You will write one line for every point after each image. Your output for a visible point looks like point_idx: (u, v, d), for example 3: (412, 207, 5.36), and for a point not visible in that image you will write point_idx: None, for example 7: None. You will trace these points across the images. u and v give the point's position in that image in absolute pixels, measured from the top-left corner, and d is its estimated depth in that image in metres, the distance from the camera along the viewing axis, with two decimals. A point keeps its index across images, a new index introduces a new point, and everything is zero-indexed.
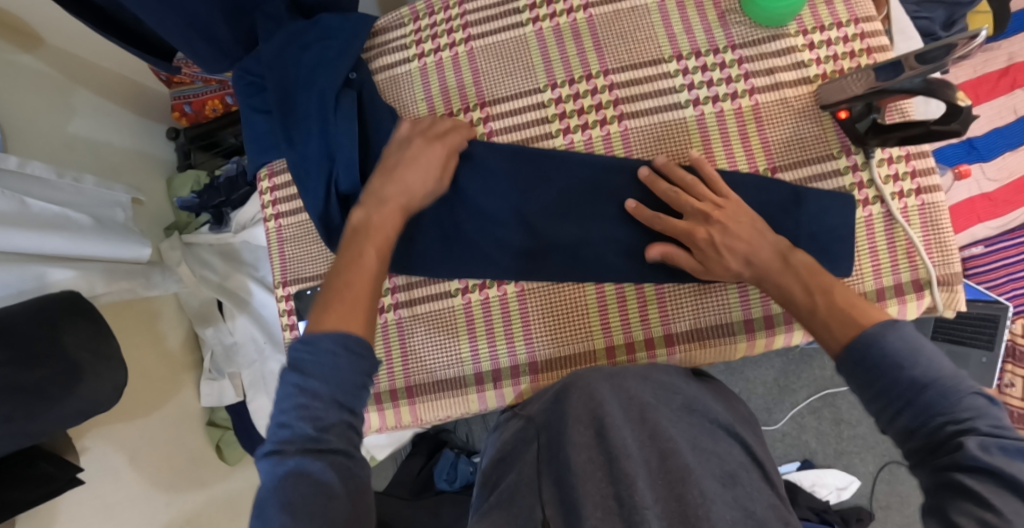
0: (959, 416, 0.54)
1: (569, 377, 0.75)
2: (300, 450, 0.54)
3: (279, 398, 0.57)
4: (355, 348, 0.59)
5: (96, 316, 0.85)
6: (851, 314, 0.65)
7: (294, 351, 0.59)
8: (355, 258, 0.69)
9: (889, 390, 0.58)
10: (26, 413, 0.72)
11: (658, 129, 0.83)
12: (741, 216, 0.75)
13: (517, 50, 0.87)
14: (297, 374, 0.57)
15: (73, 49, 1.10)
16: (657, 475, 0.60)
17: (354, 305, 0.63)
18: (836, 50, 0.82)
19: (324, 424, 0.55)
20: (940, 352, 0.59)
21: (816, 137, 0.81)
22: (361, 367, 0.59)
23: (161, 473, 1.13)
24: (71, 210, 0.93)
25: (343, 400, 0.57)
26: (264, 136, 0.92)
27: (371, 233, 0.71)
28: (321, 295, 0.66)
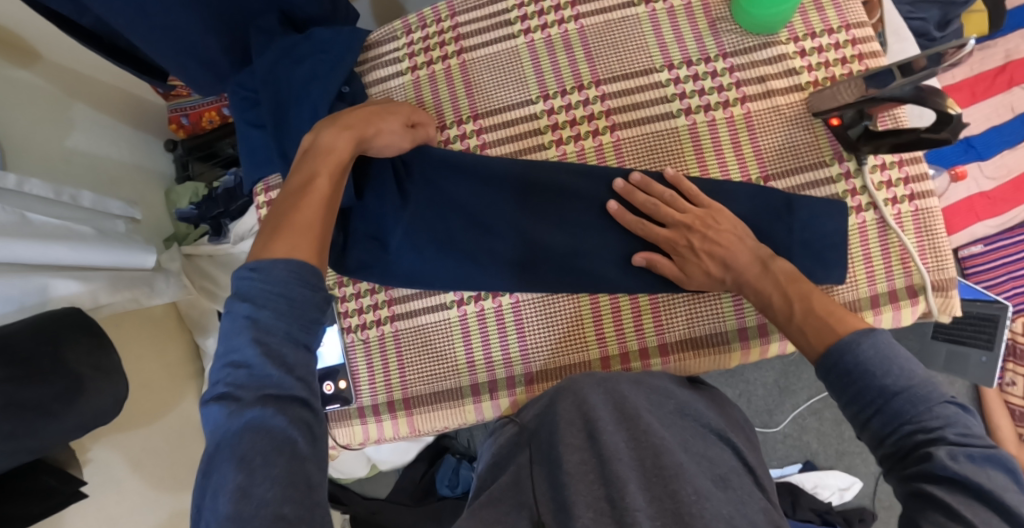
0: (927, 425, 0.55)
1: (563, 381, 0.75)
2: (257, 395, 0.53)
3: (230, 335, 0.56)
4: (308, 281, 0.59)
5: (97, 329, 0.85)
6: (830, 322, 0.66)
7: (244, 285, 0.57)
8: (307, 183, 0.68)
9: (859, 399, 0.59)
10: (28, 429, 0.73)
11: (650, 138, 0.83)
12: (721, 223, 0.76)
13: (509, 62, 0.87)
14: (248, 308, 0.56)
15: (70, 63, 1.11)
16: (650, 474, 0.60)
17: (300, 230, 0.63)
18: (828, 57, 0.82)
19: (279, 361, 0.54)
20: (913, 359, 0.59)
21: (808, 145, 0.81)
22: (312, 299, 0.58)
23: (162, 483, 1.13)
24: (73, 222, 0.95)
25: (297, 335, 0.56)
26: (260, 150, 0.92)
27: (328, 155, 0.71)
28: (270, 221, 0.64)
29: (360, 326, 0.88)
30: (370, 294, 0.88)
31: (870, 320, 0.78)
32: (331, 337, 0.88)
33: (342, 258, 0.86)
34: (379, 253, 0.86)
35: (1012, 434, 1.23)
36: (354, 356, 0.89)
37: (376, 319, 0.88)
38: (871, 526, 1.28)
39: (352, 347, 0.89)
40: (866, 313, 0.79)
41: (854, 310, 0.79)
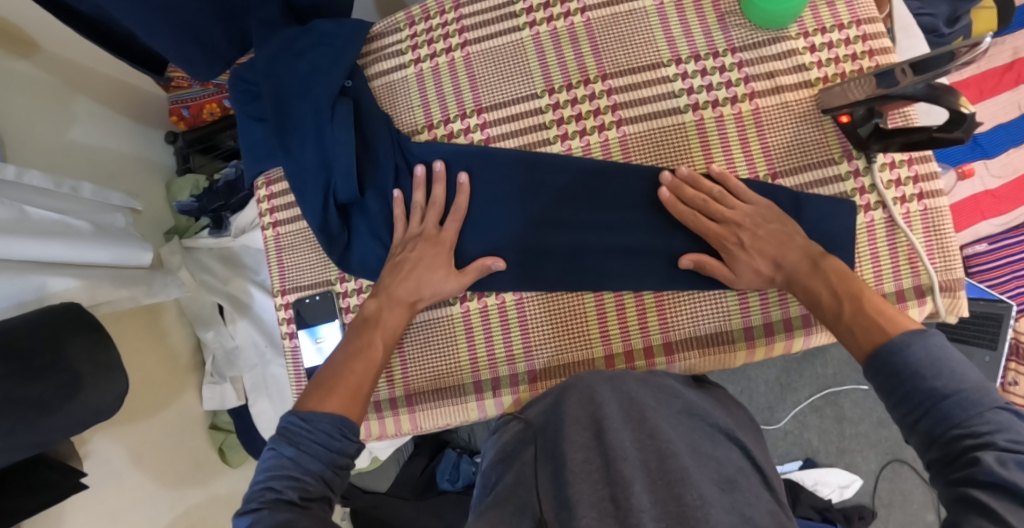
0: (977, 430, 0.54)
1: (569, 380, 0.75)
2: (285, 507, 0.56)
3: (269, 465, 0.60)
4: (344, 432, 0.65)
5: (97, 324, 0.84)
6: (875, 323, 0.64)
7: (291, 427, 0.63)
8: (364, 348, 0.76)
9: (910, 399, 0.58)
10: (29, 427, 0.72)
11: (657, 134, 0.82)
12: (769, 220, 0.75)
13: (513, 55, 0.86)
14: (292, 447, 0.61)
15: (69, 55, 1.10)
16: (655, 476, 0.59)
17: (351, 393, 0.69)
18: (839, 52, 0.81)
19: (307, 490, 0.59)
20: (964, 365, 0.58)
21: (817, 142, 0.80)
22: (345, 450, 0.64)
23: (163, 478, 1.13)
24: (71, 217, 0.94)
25: (326, 478, 0.61)
26: (260, 145, 0.91)
27: (381, 328, 0.79)
28: (322, 379, 0.71)
29: None
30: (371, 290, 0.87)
31: None
32: (333, 331, 0.88)
33: (346, 254, 0.87)
34: (382, 250, 0.86)
35: None
36: None
37: None
38: (870, 524, 1.28)
39: None
40: None
41: None
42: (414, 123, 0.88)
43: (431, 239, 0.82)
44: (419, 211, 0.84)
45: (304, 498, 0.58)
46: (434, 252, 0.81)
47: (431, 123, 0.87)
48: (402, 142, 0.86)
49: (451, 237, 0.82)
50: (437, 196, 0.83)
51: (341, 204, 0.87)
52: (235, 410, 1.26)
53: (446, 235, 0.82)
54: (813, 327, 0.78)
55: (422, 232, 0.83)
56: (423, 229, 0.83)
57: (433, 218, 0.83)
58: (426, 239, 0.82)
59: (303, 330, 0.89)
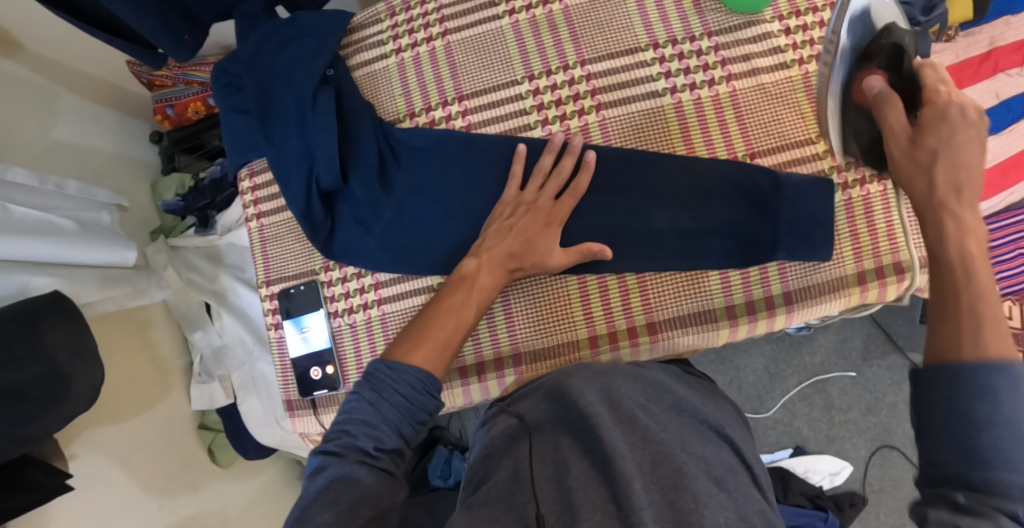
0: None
1: (557, 375, 0.75)
2: (356, 456, 0.60)
3: (349, 407, 0.64)
4: (427, 389, 0.65)
5: (78, 314, 0.86)
6: (981, 338, 0.48)
7: (377, 372, 0.65)
8: (455, 307, 0.74)
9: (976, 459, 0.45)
10: (10, 415, 0.75)
11: (636, 117, 0.83)
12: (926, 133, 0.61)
13: (493, 43, 0.86)
14: (373, 393, 0.64)
15: (52, 53, 1.10)
16: (651, 478, 0.58)
17: (437, 349, 0.70)
18: (813, 35, 0.82)
19: (382, 442, 0.61)
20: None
21: (794, 121, 0.81)
22: (426, 407, 0.65)
23: (151, 489, 1.11)
24: (55, 216, 0.96)
25: (405, 431, 0.63)
26: (243, 136, 0.90)
27: (474, 288, 0.75)
28: (412, 329, 0.72)
29: (347, 310, 0.87)
30: (357, 278, 0.87)
31: (857, 299, 0.79)
32: (319, 321, 0.88)
33: (330, 242, 0.87)
34: (364, 237, 0.86)
35: None
36: (342, 340, 0.87)
37: (363, 303, 0.87)
38: (863, 510, 1.28)
39: (338, 331, 0.87)
40: (854, 291, 0.79)
41: (841, 288, 0.79)
42: (396, 112, 0.88)
43: (542, 209, 0.79)
44: (541, 177, 0.80)
45: (379, 449, 0.61)
46: (540, 221, 0.78)
47: (413, 111, 0.88)
48: (385, 130, 0.87)
49: (564, 212, 0.79)
50: (542, 165, 0.80)
51: (324, 192, 0.87)
52: (223, 409, 1.27)
53: (559, 210, 0.79)
54: (794, 305, 0.80)
55: (535, 201, 0.80)
56: (533, 197, 0.80)
57: (552, 189, 0.80)
58: (533, 208, 0.79)
59: (288, 320, 0.89)
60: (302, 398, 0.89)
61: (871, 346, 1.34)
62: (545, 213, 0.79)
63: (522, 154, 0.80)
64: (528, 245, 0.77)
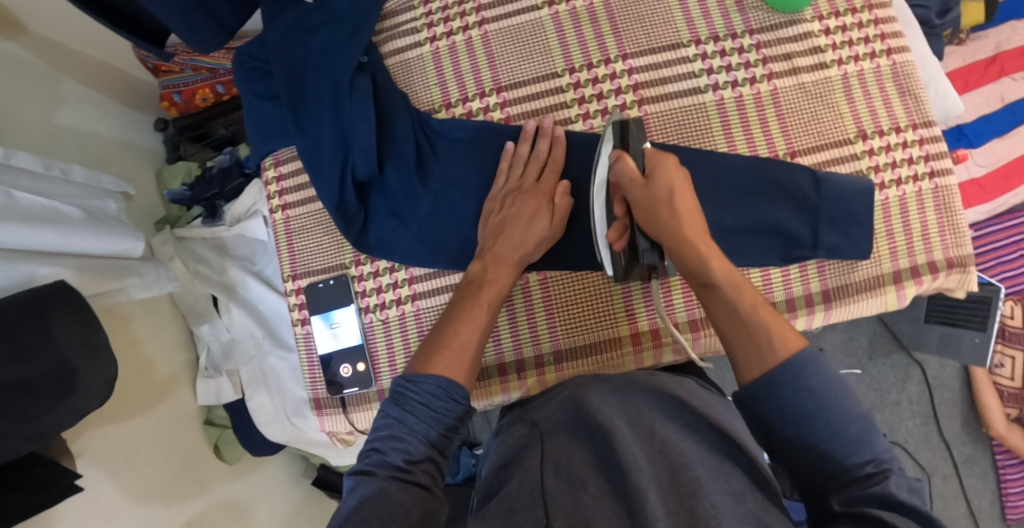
0: (879, 458, 0.54)
1: (575, 387, 0.71)
2: (386, 472, 0.58)
3: (377, 425, 0.63)
4: (451, 394, 0.64)
5: (89, 309, 0.83)
6: (766, 338, 0.59)
7: (400, 387, 0.64)
8: (465, 308, 0.72)
9: (803, 427, 0.55)
10: (21, 415, 0.72)
11: (678, 114, 0.82)
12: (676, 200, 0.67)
13: (533, 34, 0.85)
14: (398, 408, 0.62)
15: (54, 35, 1.06)
16: (668, 490, 0.57)
17: (455, 354, 0.68)
18: (851, 36, 0.83)
19: (410, 454, 0.60)
20: (850, 390, 0.56)
21: (834, 121, 0.82)
22: (454, 414, 0.63)
23: (154, 490, 1.07)
24: (61, 203, 0.92)
25: (432, 440, 0.61)
26: (271, 124, 0.88)
27: (490, 286, 0.74)
28: (429, 340, 0.70)
29: (379, 306, 0.85)
30: (390, 273, 0.85)
31: (893, 296, 0.80)
32: (350, 317, 0.86)
33: (363, 235, 0.85)
34: (400, 231, 0.84)
35: (1000, 414, 1.36)
36: (374, 337, 0.86)
37: (397, 298, 0.85)
38: None
39: (370, 328, 0.86)
40: (889, 289, 0.80)
41: (877, 286, 0.80)
42: (431, 102, 0.87)
43: (528, 193, 0.79)
44: (536, 166, 0.80)
45: (408, 463, 0.59)
46: (533, 205, 0.78)
47: (449, 102, 0.86)
48: (422, 121, 0.85)
49: (552, 186, 0.79)
50: (538, 152, 0.80)
51: (358, 183, 0.85)
52: (232, 405, 1.24)
53: (546, 186, 0.79)
54: (832, 303, 0.80)
55: (521, 186, 0.80)
56: (518, 184, 0.80)
57: (531, 172, 0.80)
58: (522, 193, 0.79)
59: (317, 315, 0.87)
60: (330, 396, 0.87)
61: (876, 345, 1.40)
62: (534, 196, 0.79)
63: (506, 151, 0.81)
64: (526, 229, 0.77)
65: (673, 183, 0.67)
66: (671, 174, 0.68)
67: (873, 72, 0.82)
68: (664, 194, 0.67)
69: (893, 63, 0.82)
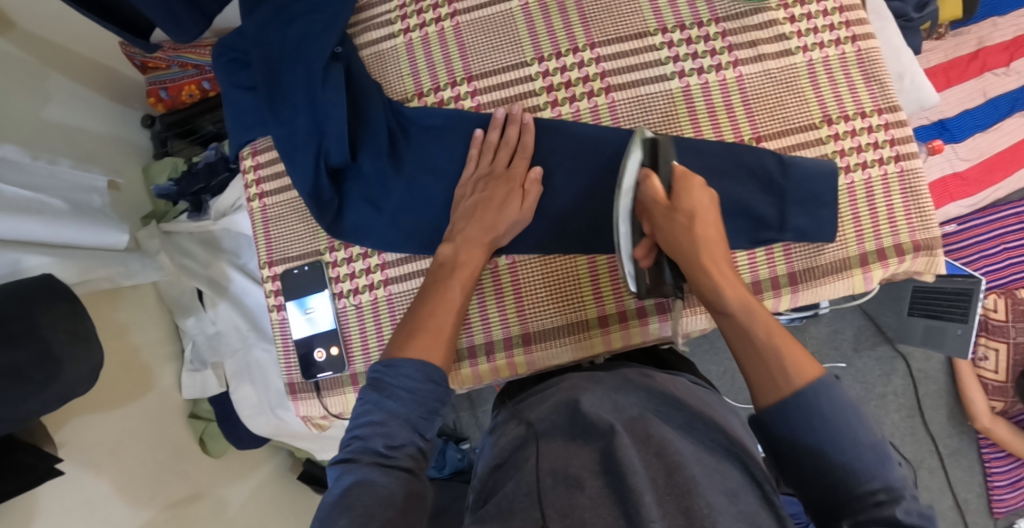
0: (891, 486, 0.54)
1: (572, 389, 0.69)
2: (368, 459, 0.58)
3: (359, 412, 0.62)
4: (431, 377, 0.63)
5: (73, 297, 0.84)
6: (779, 366, 0.60)
7: (379, 373, 0.63)
8: (438, 290, 0.73)
9: (815, 455, 0.57)
10: (5, 399, 0.73)
11: (645, 100, 0.83)
12: (704, 224, 0.70)
13: (503, 24, 0.86)
14: (377, 393, 0.62)
15: (44, 32, 1.08)
16: (665, 492, 0.54)
17: (432, 337, 0.68)
18: (817, 23, 0.84)
19: (392, 439, 0.59)
20: (866, 420, 0.57)
21: (799, 107, 0.83)
22: (432, 394, 0.63)
23: (140, 481, 1.08)
24: (46, 196, 0.94)
25: (414, 423, 0.61)
26: (249, 114, 0.89)
27: (463, 266, 0.75)
28: (404, 324, 0.70)
29: (352, 291, 0.86)
30: (363, 258, 0.86)
31: (861, 279, 0.80)
32: (324, 302, 0.87)
33: (338, 221, 0.86)
34: (373, 216, 0.86)
35: (985, 407, 1.35)
36: (347, 321, 0.87)
37: (369, 283, 0.86)
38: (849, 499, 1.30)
39: (343, 312, 0.87)
40: (856, 271, 0.81)
41: (844, 268, 0.81)
42: (404, 91, 0.88)
43: (498, 178, 0.80)
44: (508, 152, 0.81)
45: (389, 449, 0.59)
46: (507, 189, 0.79)
47: (421, 91, 0.87)
48: (395, 109, 0.86)
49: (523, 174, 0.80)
50: (509, 138, 0.81)
51: (332, 170, 0.86)
52: (217, 397, 1.25)
53: (518, 171, 0.80)
54: (799, 286, 0.81)
55: (493, 171, 0.81)
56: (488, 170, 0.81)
57: (502, 158, 0.81)
58: (494, 178, 0.80)
59: (292, 301, 0.88)
60: (306, 381, 0.89)
61: (861, 337, 1.41)
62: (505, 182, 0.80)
63: (477, 138, 0.82)
64: (495, 213, 0.78)
65: (701, 207, 0.70)
66: (695, 198, 0.70)
67: (839, 59, 0.83)
68: (686, 219, 0.69)
69: (858, 50, 0.83)
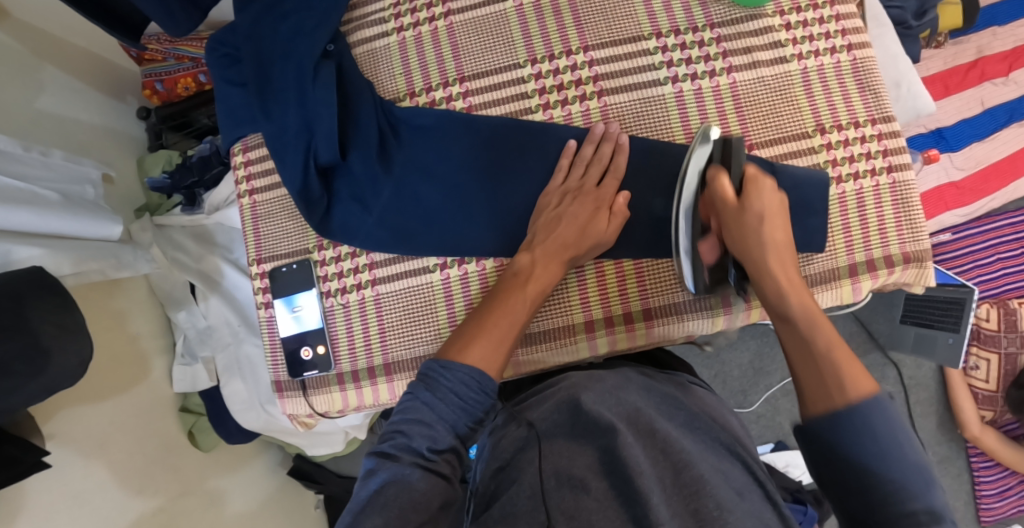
0: (934, 509, 0.54)
1: (569, 385, 0.67)
2: (410, 458, 0.58)
3: (404, 406, 0.62)
4: (483, 388, 0.63)
5: (61, 290, 0.83)
6: (836, 379, 0.61)
7: (433, 372, 0.63)
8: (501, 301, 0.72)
9: (860, 471, 0.57)
10: None
11: (637, 105, 0.83)
12: (774, 230, 0.71)
13: (496, 26, 0.86)
14: (427, 393, 0.62)
15: (39, 22, 1.08)
16: (672, 492, 0.56)
17: (494, 339, 0.68)
18: (812, 31, 0.83)
19: (438, 443, 0.60)
20: (915, 441, 0.58)
21: (792, 116, 0.82)
22: (482, 406, 0.63)
23: (131, 472, 1.08)
24: (38, 187, 0.93)
25: (460, 430, 0.61)
26: (241, 110, 0.88)
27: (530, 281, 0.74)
28: (465, 327, 0.70)
29: (340, 290, 0.86)
30: (351, 258, 0.86)
31: (850, 289, 0.80)
32: (312, 300, 0.87)
33: (326, 220, 0.85)
34: (361, 216, 0.85)
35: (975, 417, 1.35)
36: (334, 320, 0.86)
37: (357, 283, 0.86)
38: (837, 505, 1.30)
39: (331, 311, 0.87)
40: (845, 281, 0.80)
41: (833, 278, 0.80)
42: (395, 91, 0.88)
43: None
44: None
45: (433, 451, 0.59)
46: None
47: (413, 91, 0.87)
48: (386, 109, 0.86)
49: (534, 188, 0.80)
50: None
51: (322, 168, 0.86)
52: (207, 392, 1.25)
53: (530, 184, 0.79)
54: None
55: None
56: None
57: None
58: None
59: (280, 299, 0.88)
60: (292, 379, 0.88)
61: (853, 344, 1.40)
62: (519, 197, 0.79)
63: (569, 149, 0.81)
64: None
65: (769, 214, 0.71)
66: (764, 202, 0.71)
67: (833, 68, 0.83)
68: (754, 219, 0.71)
69: (853, 59, 0.83)
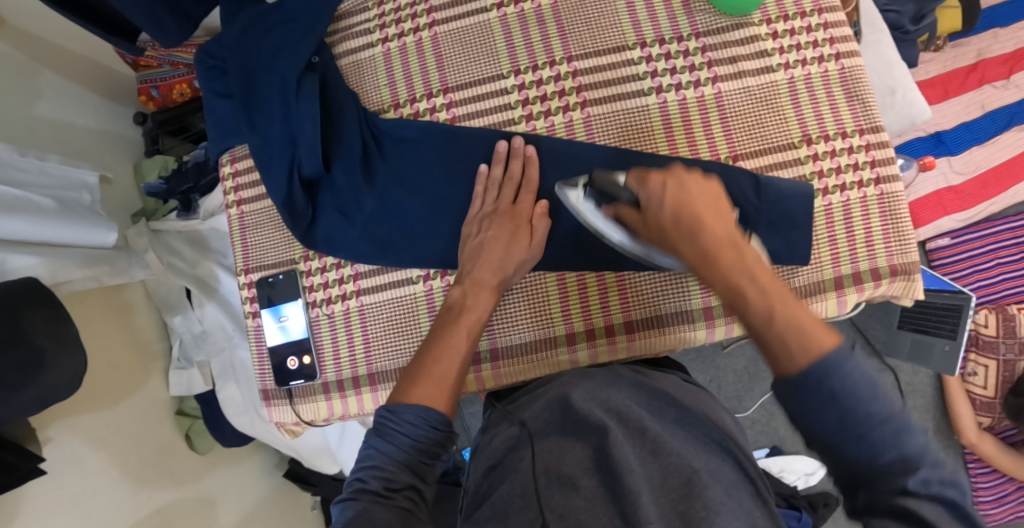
0: (909, 456, 0.48)
1: (560, 384, 0.68)
2: (367, 499, 0.58)
3: (360, 456, 0.63)
4: (431, 423, 0.63)
5: (54, 299, 0.84)
6: (787, 348, 0.52)
7: (380, 418, 0.64)
8: (445, 334, 0.72)
9: (834, 436, 0.50)
10: None
11: (621, 116, 0.83)
12: (695, 206, 0.61)
13: (481, 36, 0.86)
14: (379, 439, 0.63)
15: (35, 29, 1.08)
16: (661, 492, 0.53)
17: (435, 381, 0.67)
18: (800, 40, 0.82)
19: (391, 481, 0.59)
20: (883, 389, 0.50)
21: (778, 127, 0.82)
22: (432, 440, 0.63)
23: (128, 473, 1.10)
24: (34, 194, 0.94)
25: (415, 467, 0.61)
26: (227, 121, 0.89)
27: (468, 311, 0.74)
28: (408, 368, 0.69)
29: (325, 300, 0.87)
30: (336, 269, 0.87)
31: (835, 302, 0.79)
32: (297, 311, 0.87)
33: (311, 231, 0.86)
34: (345, 227, 0.86)
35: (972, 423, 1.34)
36: (320, 330, 0.87)
37: (342, 294, 0.86)
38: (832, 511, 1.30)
39: (317, 321, 0.87)
40: (830, 295, 0.80)
41: (818, 292, 0.80)
42: (381, 102, 0.88)
43: None
44: (495, 188, 0.81)
45: (388, 489, 0.59)
46: (505, 228, 0.78)
47: (398, 102, 0.87)
48: (370, 119, 0.86)
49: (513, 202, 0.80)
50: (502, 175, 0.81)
51: (307, 180, 0.86)
52: (203, 395, 1.26)
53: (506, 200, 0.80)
54: None
55: (498, 209, 0.80)
56: None
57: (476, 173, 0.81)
58: None
59: (267, 309, 0.88)
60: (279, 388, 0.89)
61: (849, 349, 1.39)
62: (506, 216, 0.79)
63: (481, 173, 0.81)
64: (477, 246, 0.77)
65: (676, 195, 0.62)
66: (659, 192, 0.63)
67: (821, 77, 0.82)
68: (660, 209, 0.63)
69: (841, 68, 0.82)
